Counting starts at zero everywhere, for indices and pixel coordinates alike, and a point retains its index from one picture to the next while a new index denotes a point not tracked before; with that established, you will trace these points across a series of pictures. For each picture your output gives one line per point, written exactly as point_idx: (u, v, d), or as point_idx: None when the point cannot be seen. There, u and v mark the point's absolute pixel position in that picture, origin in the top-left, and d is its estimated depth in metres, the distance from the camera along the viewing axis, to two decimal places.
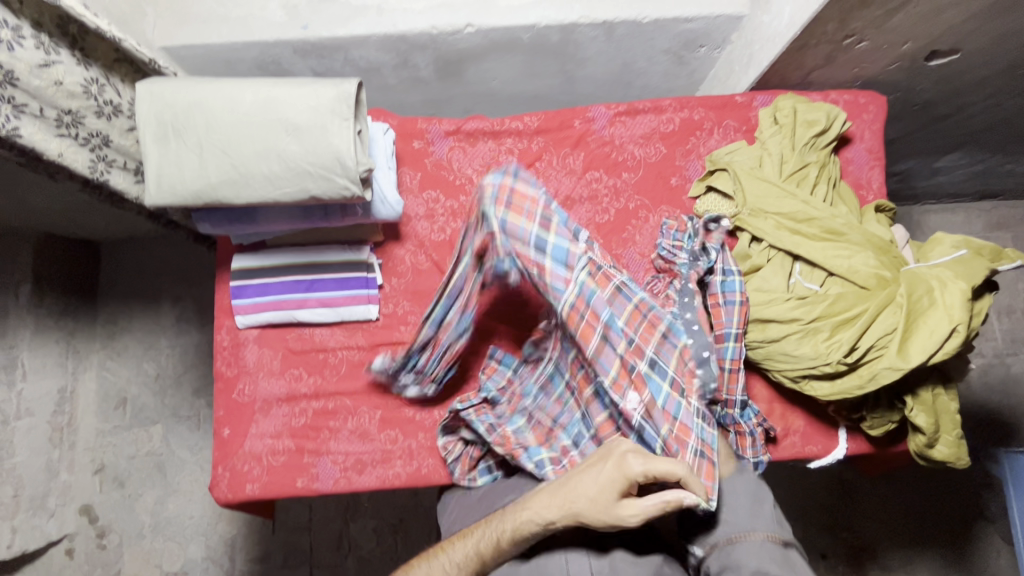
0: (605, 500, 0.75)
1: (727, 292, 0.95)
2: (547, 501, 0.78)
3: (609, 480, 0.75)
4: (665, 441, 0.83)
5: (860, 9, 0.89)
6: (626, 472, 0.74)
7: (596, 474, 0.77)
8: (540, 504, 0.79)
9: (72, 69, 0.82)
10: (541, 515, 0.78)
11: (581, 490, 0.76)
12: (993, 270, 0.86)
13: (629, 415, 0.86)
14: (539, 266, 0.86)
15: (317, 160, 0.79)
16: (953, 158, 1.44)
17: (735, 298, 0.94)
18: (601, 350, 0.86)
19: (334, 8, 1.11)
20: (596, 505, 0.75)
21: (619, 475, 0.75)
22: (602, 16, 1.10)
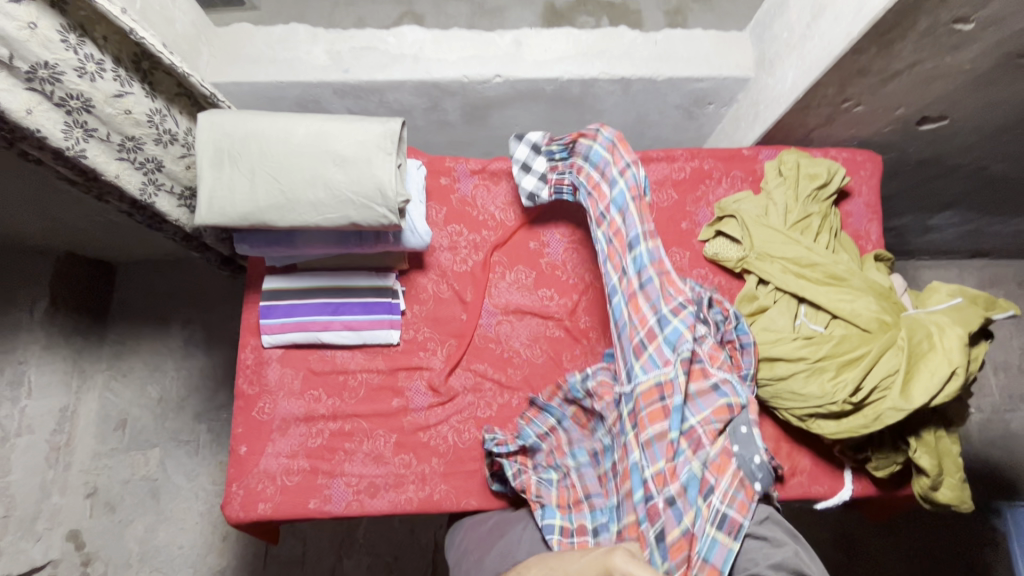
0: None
1: (739, 336, 0.99)
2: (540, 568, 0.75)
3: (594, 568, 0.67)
4: (676, 558, 0.80)
5: (857, 77, 0.98)
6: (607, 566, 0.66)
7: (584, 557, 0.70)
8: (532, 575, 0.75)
9: (141, 100, 0.89)
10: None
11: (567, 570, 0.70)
12: (987, 318, 0.91)
13: (655, 514, 0.83)
14: (650, 333, 0.94)
15: (360, 190, 0.85)
16: (945, 216, 1.53)
17: (750, 340, 0.97)
18: (662, 434, 0.87)
19: (374, 56, 1.20)
20: None
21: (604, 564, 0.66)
22: (620, 73, 1.19)
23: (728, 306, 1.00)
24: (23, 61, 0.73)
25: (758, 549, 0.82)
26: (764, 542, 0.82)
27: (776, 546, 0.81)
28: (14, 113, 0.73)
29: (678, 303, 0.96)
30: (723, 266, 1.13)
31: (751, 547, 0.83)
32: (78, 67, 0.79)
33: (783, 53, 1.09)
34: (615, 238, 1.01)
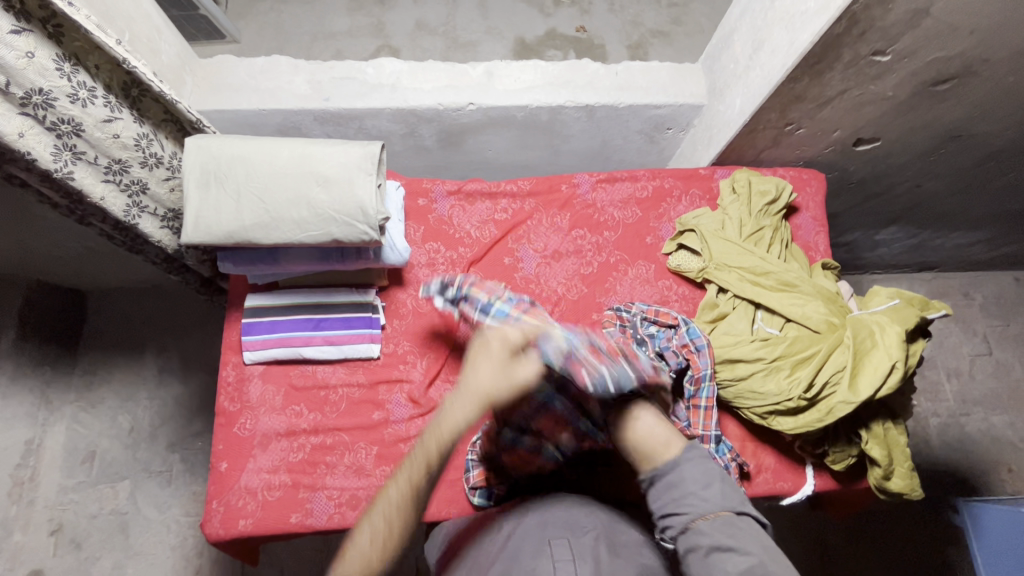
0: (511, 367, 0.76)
1: (692, 340, 1.05)
2: (454, 419, 0.72)
3: (510, 364, 0.76)
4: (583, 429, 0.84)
5: (796, 103, 1.09)
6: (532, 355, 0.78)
7: (483, 359, 0.78)
8: (459, 433, 0.72)
9: (129, 125, 0.93)
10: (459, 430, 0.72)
11: (487, 396, 0.74)
12: (923, 318, 1.00)
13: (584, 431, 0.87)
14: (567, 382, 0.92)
15: (342, 208, 0.90)
16: (890, 231, 1.65)
17: (703, 342, 1.04)
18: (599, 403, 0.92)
19: (353, 85, 1.27)
20: (501, 370, 0.75)
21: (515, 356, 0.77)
22: (585, 101, 1.28)
23: (673, 317, 1.09)
24: (18, 87, 0.77)
25: (728, 562, 0.71)
26: (732, 552, 0.72)
27: (744, 556, 0.71)
28: (7, 136, 0.78)
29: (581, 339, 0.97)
30: (685, 277, 1.21)
31: (719, 560, 0.72)
32: (71, 94, 0.83)
33: (731, 82, 1.20)
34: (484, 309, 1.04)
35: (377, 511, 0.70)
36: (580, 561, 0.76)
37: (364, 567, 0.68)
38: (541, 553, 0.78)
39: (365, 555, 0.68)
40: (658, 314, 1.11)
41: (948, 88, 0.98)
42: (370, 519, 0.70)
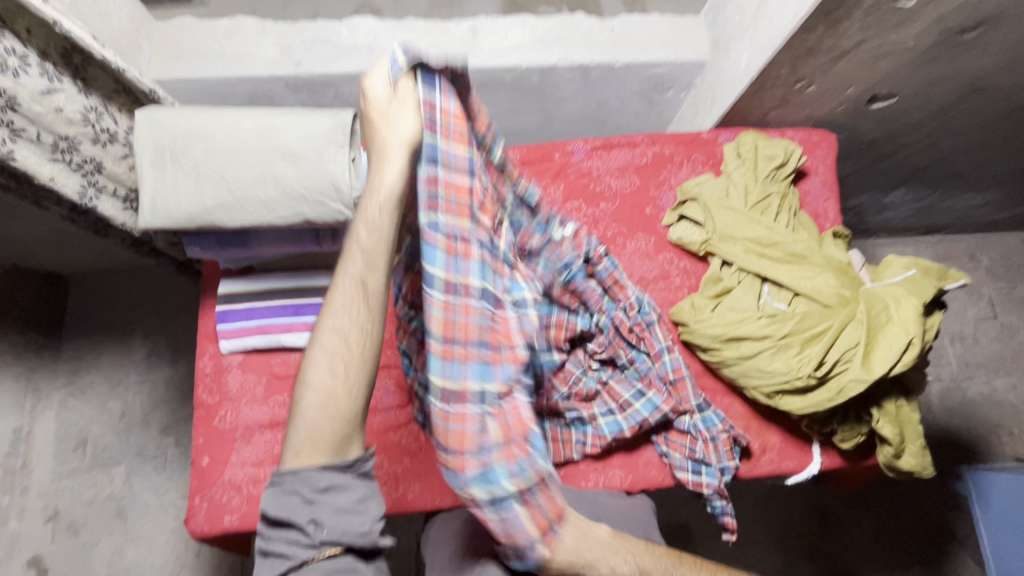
0: (390, 127, 0.67)
1: (644, 318, 1.05)
2: (375, 221, 0.68)
3: (387, 122, 0.67)
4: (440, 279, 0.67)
5: (809, 56, 0.99)
6: (397, 103, 0.67)
7: (370, 125, 0.69)
8: (385, 232, 0.69)
9: (73, 97, 0.85)
10: (381, 229, 0.69)
11: (384, 180, 0.68)
12: (940, 289, 0.95)
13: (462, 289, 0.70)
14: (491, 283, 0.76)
15: (313, 184, 0.83)
16: (899, 194, 1.57)
17: (651, 317, 1.05)
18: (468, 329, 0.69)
19: (327, 47, 1.16)
20: (383, 128, 0.68)
21: (388, 108, 0.68)
22: (579, 60, 1.18)
23: (628, 293, 1.04)
24: None
25: None
26: None
27: None
28: None
29: (488, 249, 0.77)
30: (688, 250, 1.14)
31: None
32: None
33: (736, 35, 1.10)
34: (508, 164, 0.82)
35: (326, 343, 0.70)
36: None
37: (329, 397, 0.69)
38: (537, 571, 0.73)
39: (328, 391, 0.69)
40: (615, 283, 1.05)
41: (975, 37, 0.89)
42: (321, 356, 0.70)
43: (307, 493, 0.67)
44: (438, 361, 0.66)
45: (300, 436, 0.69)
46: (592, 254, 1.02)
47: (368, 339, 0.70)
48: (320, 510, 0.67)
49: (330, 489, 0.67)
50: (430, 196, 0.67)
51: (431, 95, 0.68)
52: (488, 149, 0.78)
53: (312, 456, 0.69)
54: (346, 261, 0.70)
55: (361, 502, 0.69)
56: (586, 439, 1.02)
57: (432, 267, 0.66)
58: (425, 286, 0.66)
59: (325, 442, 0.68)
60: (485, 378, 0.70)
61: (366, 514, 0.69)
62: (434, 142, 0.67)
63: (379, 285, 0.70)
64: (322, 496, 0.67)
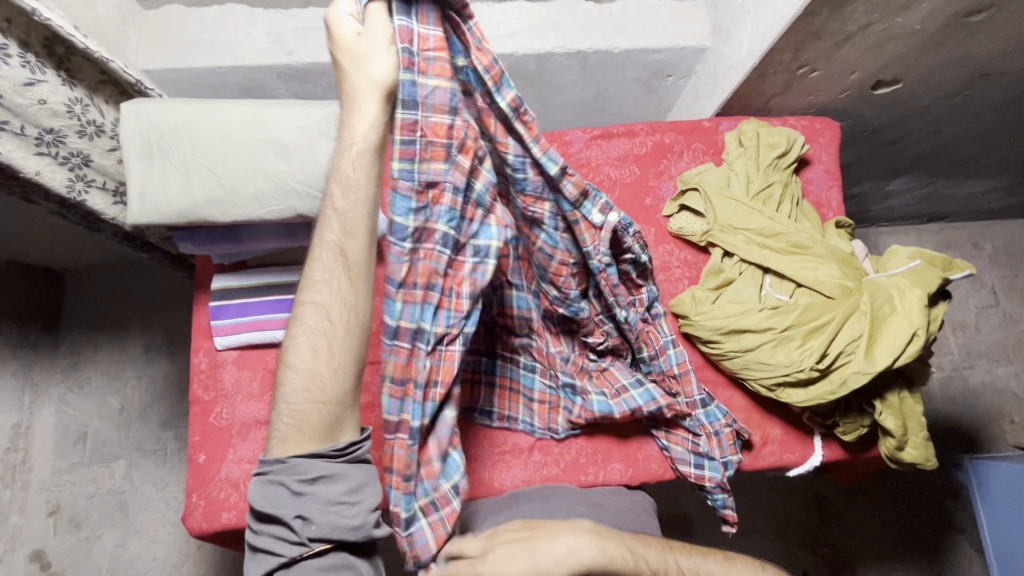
0: (360, 71, 0.63)
1: (650, 312, 1.02)
2: (353, 182, 0.67)
3: (356, 68, 0.63)
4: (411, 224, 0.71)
5: (812, 41, 0.97)
6: (366, 37, 0.62)
7: (340, 69, 0.64)
8: (363, 193, 0.67)
9: (57, 88, 0.82)
10: (358, 192, 0.68)
11: (353, 135, 0.65)
12: (945, 279, 0.93)
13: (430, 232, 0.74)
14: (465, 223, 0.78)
15: (305, 178, 0.81)
16: (902, 182, 1.54)
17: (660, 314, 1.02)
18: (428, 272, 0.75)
19: (318, 35, 1.13)
20: (353, 72, 0.63)
21: (355, 43, 0.62)
22: (576, 47, 1.15)
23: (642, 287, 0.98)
24: None
25: None
26: None
27: None
28: None
29: (473, 193, 0.77)
30: (688, 241, 1.12)
31: None
32: None
33: (738, 20, 1.07)
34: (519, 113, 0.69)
35: (308, 319, 0.71)
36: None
37: (311, 378, 0.70)
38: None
39: (306, 374, 0.71)
40: (630, 279, 0.97)
41: (983, 19, 0.87)
42: (303, 335, 0.71)
43: (296, 486, 0.69)
44: (399, 304, 0.74)
45: (285, 422, 0.70)
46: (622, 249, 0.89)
47: (350, 316, 0.71)
48: (309, 502, 0.69)
49: (322, 478, 0.70)
50: (407, 143, 0.67)
51: (406, 25, 0.62)
52: (491, 85, 0.67)
53: (298, 442, 0.70)
54: (323, 230, 0.69)
55: (353, 492, 0.71)
56: (574, 409, 1.02)
57: (404, 216, 0.70)
58: (393, 237, 0.70)
59: (311, 429, 0.70)
60: (427, 320, 0.77)
61: (355, 505, 0.71)
62: (411, 81, 0.64)
63: (357, 254, 0.70)
64: (311, 488, 0.69)
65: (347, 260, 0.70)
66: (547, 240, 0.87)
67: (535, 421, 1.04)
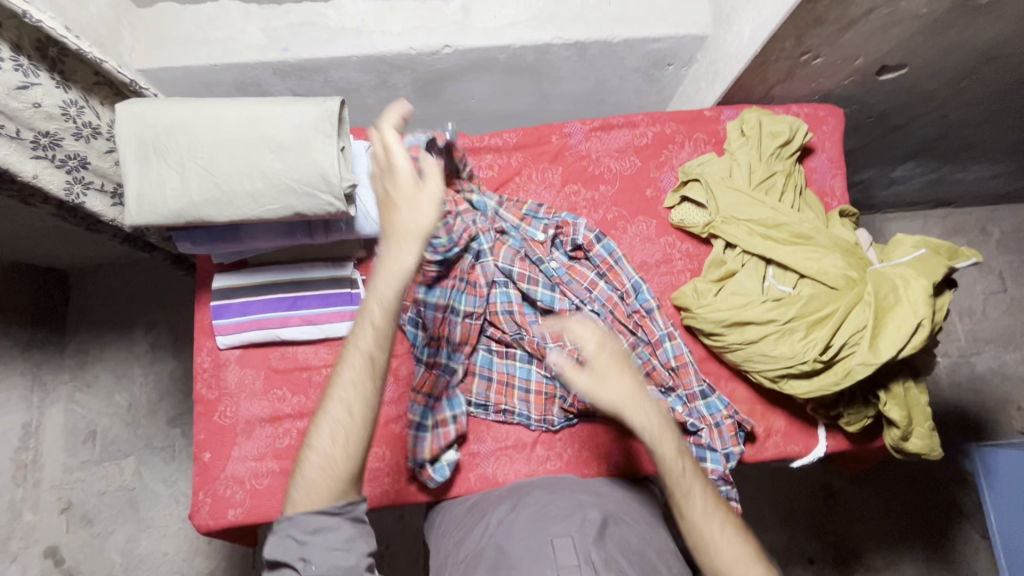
0: (413, 212, 0.74)
1: (644, 305, 1.04)
2: (387, 297, 0.73)
3: (411, 206, 0.74)
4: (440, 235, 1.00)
5: (815, 27, 0.95)
6: (425, 184, 0.74)
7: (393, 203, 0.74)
8: (394, 309, 0.74)
9: (51, 91, 0.82)
10: (391, 307, 0.74)
11: (405, 267, 0.74)
12: (952, 268, 0.92)
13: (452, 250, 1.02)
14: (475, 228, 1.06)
15: (301, 176, 0.80)
16: (908, 168, 1.52)
17: (650, 306, 1.03)
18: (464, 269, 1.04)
19: (314, 31, 1.12)
20: (411, 211, 0.74)
21: (416, 189, 0.74)
22: (574, 37, 1.14)
23: (625, 279, 1.05)
24: None
25: None
26: None
27: None
28: None
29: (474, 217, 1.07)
30: (690, 232, 1.11)
31: None
32: None
33: (739, 7, 1.05)
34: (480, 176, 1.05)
35: (331, 413, 0.73)
36: (586, 567, 0.73)
37: (327, 468, 0.71)
38: (545, 557, 0.75)
39: (326, 461, 0.71)
40: (608, 267, 1.06)
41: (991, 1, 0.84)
42: (324, 426, 0.72)
43: (299, 537, 0.70)
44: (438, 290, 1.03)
45: (299, 493, 0.72)
46: (580, 242, 1.06)
47: (369, 416, 0.73)
48: (311, 549, 0.70)
49: (321, 531, 0.70)
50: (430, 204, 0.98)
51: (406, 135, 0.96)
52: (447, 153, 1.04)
53: (307, 506, 0.71)
54: (358, 338, 0.73)
55: (350, 541, 0.71)
56: (567, 398, 1.04)
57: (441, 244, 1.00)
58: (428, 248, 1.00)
59: (321, 497, 0.71)
60: (456, 299, 1.04)
61: (355, 549, 0.71)
62: None
63: (383, 363, 0.74)
64: (312, 536, 0.70)
65: (374, 363, 0.73)
66: (514, 243, 1.07)
67: (531, 413, 1.04)
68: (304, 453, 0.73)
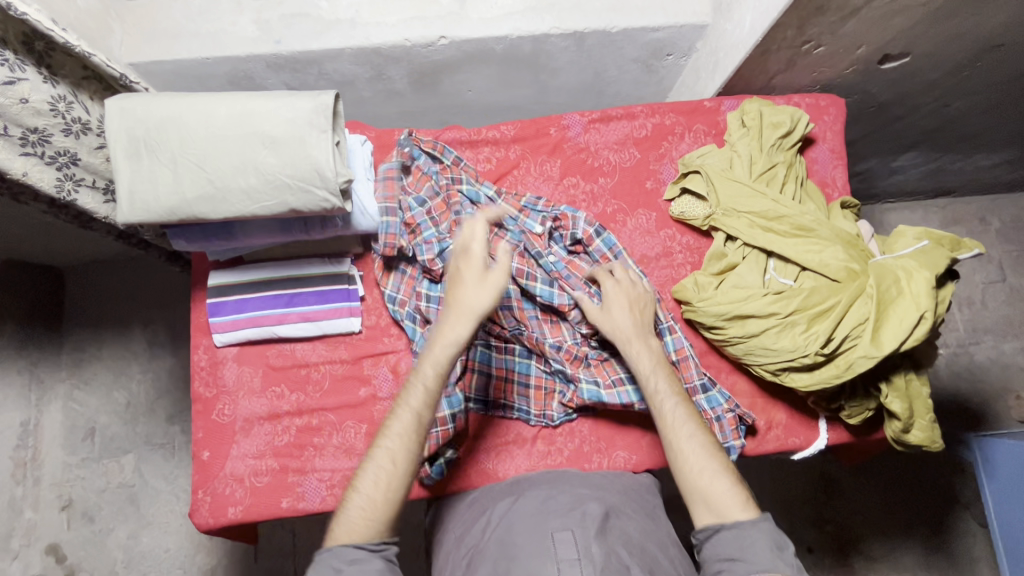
0: (475, 292, 0.88)
1: None
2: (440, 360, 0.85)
3: (474, 289, 0.88)
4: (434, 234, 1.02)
5: (817, 15, 0.94)
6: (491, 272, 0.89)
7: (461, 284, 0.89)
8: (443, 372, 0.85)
9: (38, 86, 0.80)
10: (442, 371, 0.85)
11: (459, 339, 0.86)
12: (953, 259, 0.91)
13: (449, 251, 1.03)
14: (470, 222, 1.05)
15: (295, 172, 0.79)
16: (909, 158, 1.51)
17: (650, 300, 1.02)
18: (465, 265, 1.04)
19: (307, 23, 1.10)
20: (475, 292, 0.88)
21: (483, 275, 0.89)
22: (572, 27, 1.12)
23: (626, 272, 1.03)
24: None
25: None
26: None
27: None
28: None
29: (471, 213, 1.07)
30: (690, 225, 1.10)
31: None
32: None
33: None
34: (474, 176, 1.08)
35: (379, 455, 0.81)
36: (585, 561, 0.74)
37: (370, 506, 0.78)
38: (546, 552, 0.76)
39: (369, 503, 0.78)
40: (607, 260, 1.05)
41: None
42: (371, 467, 0.80)
43: (338, 565, 0.75)
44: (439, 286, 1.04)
45: (341, 526, 0.78)
46: (580, 236, 1.06)
47: (410, 461, 0.81)
48: None
49: (356, 564, 0.75)
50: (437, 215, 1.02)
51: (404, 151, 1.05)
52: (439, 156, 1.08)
53: (346, 538, 0.77)
54: (411, 393, 0.84)
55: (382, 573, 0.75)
56: (567, 392, 1.03)
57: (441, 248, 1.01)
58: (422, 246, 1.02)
59: (360, 530, 0.77)
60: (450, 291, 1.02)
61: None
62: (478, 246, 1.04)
63: (429, 419, 0.84)
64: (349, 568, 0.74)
65: (421, 417, 0.83)
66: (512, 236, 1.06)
67: (530, 409, 1.03)
68: (350, 490, 0.80)
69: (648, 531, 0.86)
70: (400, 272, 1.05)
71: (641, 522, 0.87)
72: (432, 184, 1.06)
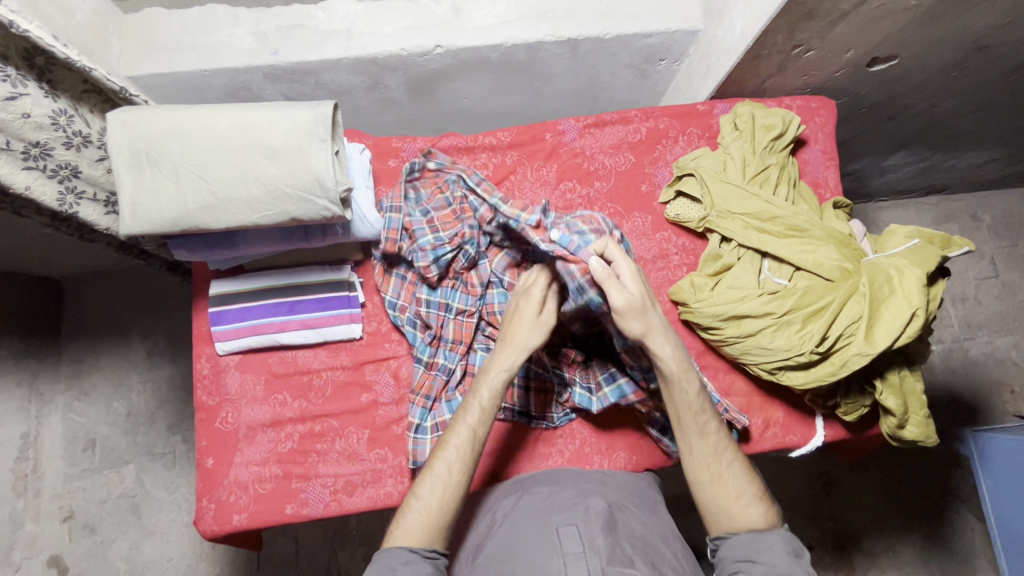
0: (532, 324, 0.88)
1: None
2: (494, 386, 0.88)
3: (528, 321, 0.89)
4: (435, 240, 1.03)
5: (806, 21, 0.96)
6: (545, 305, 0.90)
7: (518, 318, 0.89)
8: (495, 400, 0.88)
9: (40, 101, 0.82)
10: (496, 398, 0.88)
11: (508, 369, 0.88)
12: (943, 257, 0.93)
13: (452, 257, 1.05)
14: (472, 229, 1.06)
15: (296, 181, 0.80)
16: (900, 157, 1.53)
17: None
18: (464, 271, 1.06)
19: (304, 34, 1.11)
20: (531, 324, 0.88)
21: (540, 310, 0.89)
22: (566, 34, 1.13)
23: None
24: None
25: None
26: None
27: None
28: None
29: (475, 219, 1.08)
30: (686, 227, 1.11)
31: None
32: None
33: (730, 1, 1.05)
34: (477, 179, 1.05)
35: (437, 470, 0.84)
36: (591, 553, 0.75)
37: (427, 514, 0.82)
38: (551, 544, 0.78)
39: (426, 510, 0.82)
40: None
41: None
42: (430, 480, 0.83)
43: (393, 565, 0.77)
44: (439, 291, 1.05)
45: (400, 528, 0.81)
46: None
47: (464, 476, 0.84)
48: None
49: (411, 565, 0.77)
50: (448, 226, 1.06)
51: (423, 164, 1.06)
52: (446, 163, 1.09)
53: (405, 541, 0.80)
54: (466, 413, 0.87)
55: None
56: (565, 394, 1.05)
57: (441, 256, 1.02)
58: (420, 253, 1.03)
59: (418, 533, 0.81)
60: (450, 297, 1.05)
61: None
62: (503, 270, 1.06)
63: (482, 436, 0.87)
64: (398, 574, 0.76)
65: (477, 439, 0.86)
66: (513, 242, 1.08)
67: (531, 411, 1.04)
68: (409, 500, 0.83)
69: (651, 525, 0.88)
70: (399, 277, 1.06)
71: (644, 517, 0.89)
72: (444, 194, 1.06)
